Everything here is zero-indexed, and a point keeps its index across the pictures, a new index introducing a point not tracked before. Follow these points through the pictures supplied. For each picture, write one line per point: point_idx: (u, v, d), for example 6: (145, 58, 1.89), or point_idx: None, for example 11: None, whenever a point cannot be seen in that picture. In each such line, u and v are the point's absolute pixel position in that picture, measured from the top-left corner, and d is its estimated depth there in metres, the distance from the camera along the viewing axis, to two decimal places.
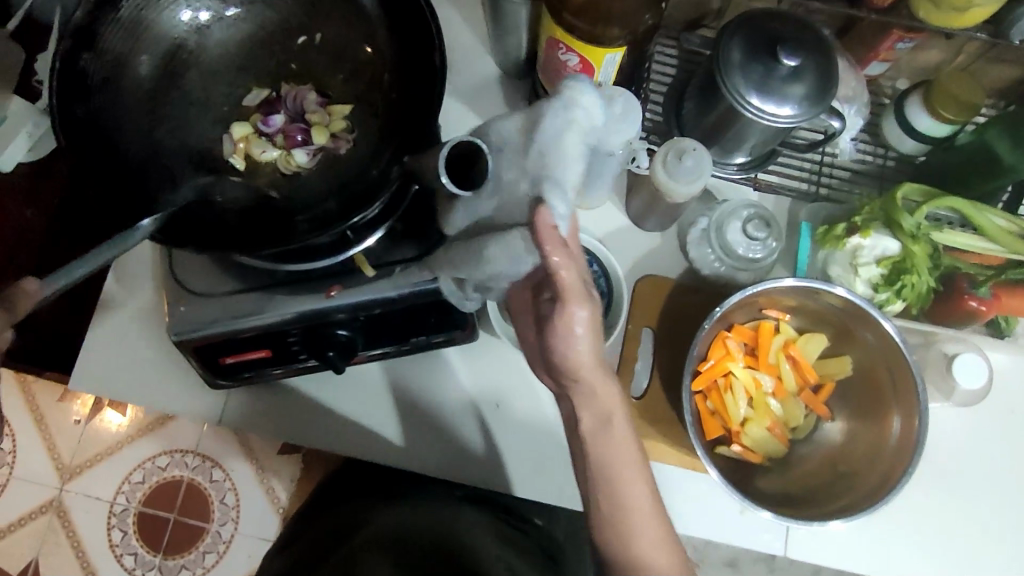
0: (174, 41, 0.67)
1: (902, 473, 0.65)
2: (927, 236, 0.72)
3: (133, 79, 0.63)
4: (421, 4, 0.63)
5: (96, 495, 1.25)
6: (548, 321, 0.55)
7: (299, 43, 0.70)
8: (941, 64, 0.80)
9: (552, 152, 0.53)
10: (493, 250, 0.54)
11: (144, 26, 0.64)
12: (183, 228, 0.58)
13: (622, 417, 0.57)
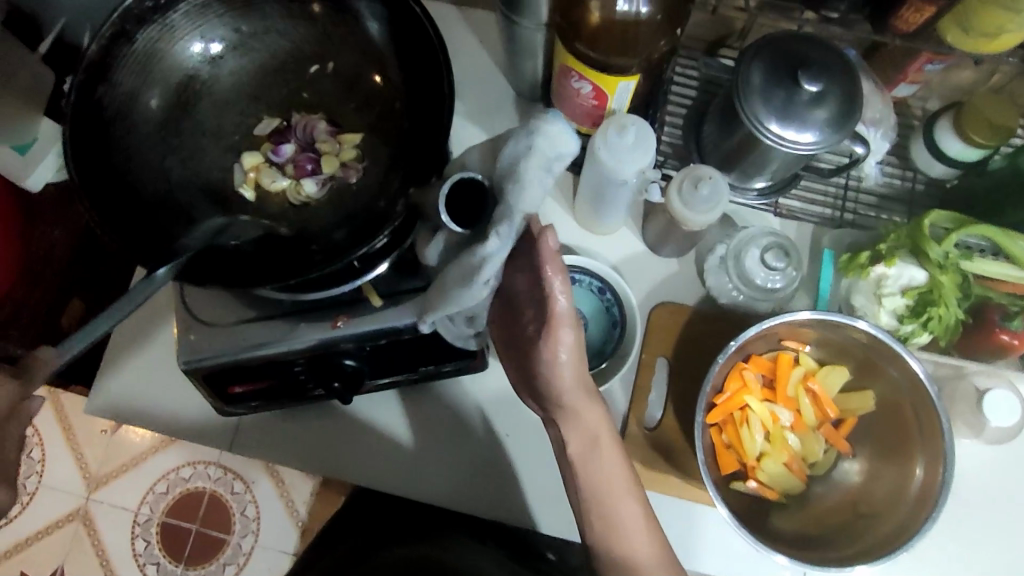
0: (190, 71, 0.66)
1: (925, 519, 0.62)
2: (955, 266, 0.69)
3: (148, 109, 0.64)
4: (433, 32, 0.63)
5: (121, 504, 1.27)
6: (534, 346, 0.58)
7: (312, 73, 0.70)
8: (975, 85, 0.77)
9: (512, 180, 0.53)
10: (453, 276, 0.56)
11: (158, 58, 0.64)
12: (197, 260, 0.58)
13: (608, 437, 0.61)
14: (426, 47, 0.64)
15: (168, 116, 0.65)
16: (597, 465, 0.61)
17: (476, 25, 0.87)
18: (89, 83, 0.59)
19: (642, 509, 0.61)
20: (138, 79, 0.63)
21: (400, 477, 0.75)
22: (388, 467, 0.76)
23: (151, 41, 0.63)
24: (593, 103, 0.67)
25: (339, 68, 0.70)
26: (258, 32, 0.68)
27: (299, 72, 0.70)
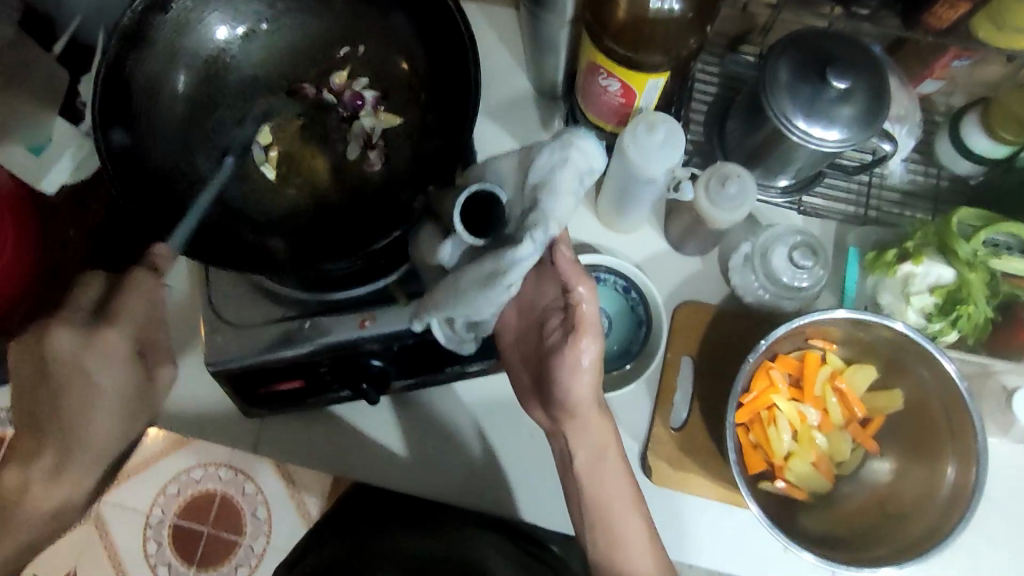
0: (215, 54, 0.66)
1: (957, 521, 0.62)
2: (984, 264, 0.68)
3: (171, 106, 0.64)
4: (460, 28, 0.62)
5: (133, 506, 1.26)
6: (552, 354, 0.59)
7: (341, 54, 0.69)
8: (1002, 81, 0.77)
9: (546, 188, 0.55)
10: (470, 276, 0.54)
11: (189, 36, 0.64)
12: (220, 252, 0.59)
13: (615, 451, 0.63)
14: (456, 42, 0.64)
15: (194, 103, 0.65)
16: (611, 466, 0.63)
17: (496, 23, 0.86)
18: (122, 53, 0.59)
19: (645, 525, 0.63)
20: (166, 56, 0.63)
21: (423, 478, 0.75)
22: (411, 468, 0.75)
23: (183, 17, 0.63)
24: (620, 101, 0.67)
25: (363, 65, 0.69)
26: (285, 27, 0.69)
27: (326, 58, 0.69)
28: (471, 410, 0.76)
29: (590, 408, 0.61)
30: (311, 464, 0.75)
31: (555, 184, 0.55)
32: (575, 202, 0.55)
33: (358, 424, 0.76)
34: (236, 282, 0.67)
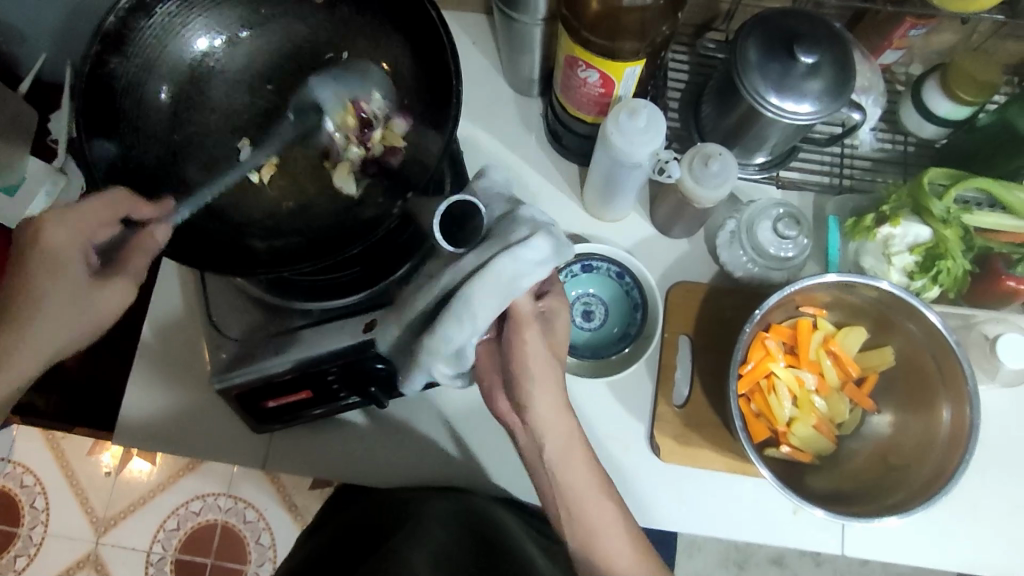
0: (196, 56, 0.67)
1: (959, 461, 0.64)
2: (958, 219, 0.71)
3: (157, 125, 0.64)
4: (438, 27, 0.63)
5: (132, 545, 1.23)
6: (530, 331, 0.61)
7: (326, 60, 0.70)
8: (956, 47, 0.81)
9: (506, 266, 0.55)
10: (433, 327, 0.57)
11: (170, 33, 0.64)
12: (215, 262, 0.59)
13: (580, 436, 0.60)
14: (436, 46, 0.65)
15: (178, 107, 0.66)
16: None
17: (468, 28, 0.88)
18: (104, 54, 0.59)
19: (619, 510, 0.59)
20: (144, 55, 0.63)
21: (435, 477, 0.75)
22: (423, 469, 0.75)
23: (165, 17, 0.63)
24: (599, 91, 0.69)
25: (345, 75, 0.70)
26: (269, 39, 0.70)
27: (312, 62, 0.70)
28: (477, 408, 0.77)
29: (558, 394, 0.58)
30: (321, 475, 0.75)
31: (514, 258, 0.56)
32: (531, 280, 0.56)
33: (366, 432, 0.76)
34: (236, 297, 0.67)
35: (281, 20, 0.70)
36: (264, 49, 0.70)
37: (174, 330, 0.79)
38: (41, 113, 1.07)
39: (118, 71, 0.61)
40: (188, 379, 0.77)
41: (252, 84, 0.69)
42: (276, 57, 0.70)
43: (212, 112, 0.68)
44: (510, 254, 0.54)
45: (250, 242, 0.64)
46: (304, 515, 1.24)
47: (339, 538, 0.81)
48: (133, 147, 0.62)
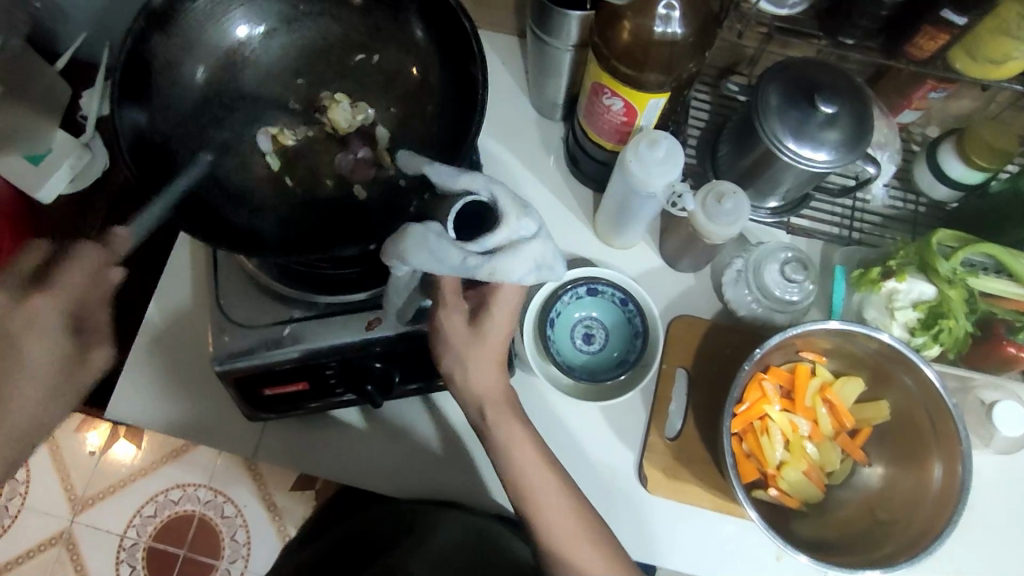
0: (235, 42, 0.70)
1: (947, 521, 0.64)
2: (963, 281, 0.72)
3: (183, 102, 0.66)
4: (468, 31, 0.65)
5: (107, 528, 1.21)
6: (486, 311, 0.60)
7: (356, 61, 0.72)
8: (973, 114, 0.83)
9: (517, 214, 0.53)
10: (428, 243, 0.50)
11: (213, 21, 0.68)
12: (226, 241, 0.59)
13: None
14: (465, 55, 0.67)
15: (210, 91, 0.68)
16: None
17: (499, 49, 0.90)
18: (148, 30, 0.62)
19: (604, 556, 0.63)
20: (186, 39, 0.66)
21: (422, 486, 0.75)
22: (410, 476, 0.75)
23: (209, 3, 0.67)
24: (622, 119, 0.71)
25: (368, 82, 0.72)
26: (304, 37, 0.72)
27: (342, 63, 0.72)
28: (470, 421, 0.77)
29: None
30: (309, 470, 0.76)
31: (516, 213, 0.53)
32: (527, 243, 0.53)
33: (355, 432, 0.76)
34: (244, 284, 0.68)
35: (321, 19, 0.72)
36: (297, 46, 0.71)
37: (180, 311, 0.80)
38: (73, 88, 1.09)
39: (161, 50, 0.64)
40: (188, 361, 0.78)
41: (282, 78, 0.71)
42: (308, 55, 0.72)
43: (241, 98, 0.70)
44: (416, 232, 0.50)
45: (259, 224, 0.64)
46: (283, 518, 1.20)
47: (341, 544, 0.84)
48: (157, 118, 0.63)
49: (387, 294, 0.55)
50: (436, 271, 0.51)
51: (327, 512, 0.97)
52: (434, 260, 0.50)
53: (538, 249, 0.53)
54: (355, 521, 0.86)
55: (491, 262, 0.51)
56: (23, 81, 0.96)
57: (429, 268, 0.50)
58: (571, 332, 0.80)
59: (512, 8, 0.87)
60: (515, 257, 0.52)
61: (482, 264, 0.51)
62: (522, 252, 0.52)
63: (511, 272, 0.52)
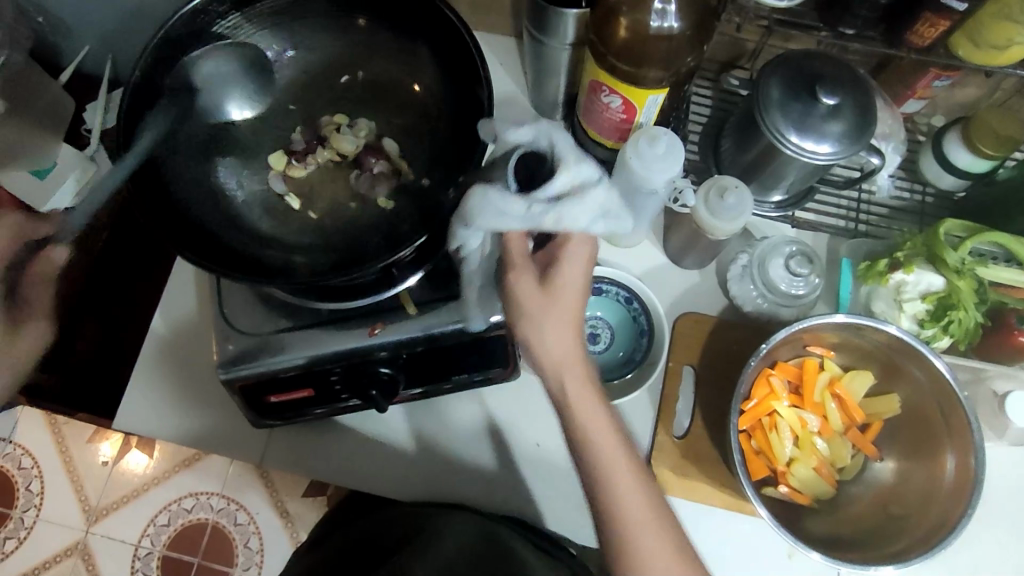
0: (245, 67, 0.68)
1: (961, 515, 0.63)
2: (972, 271, 0.70)
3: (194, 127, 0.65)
4: (477, 62, 0.63)
5: (122, 538, 1.20)
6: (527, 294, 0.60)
7: (343, 82, 0.73)
8: (978, 101, 0.81)
9: (573, 167, 0.58)
10: (494, 203, 0.56)
11: (197, 77, 0.65)
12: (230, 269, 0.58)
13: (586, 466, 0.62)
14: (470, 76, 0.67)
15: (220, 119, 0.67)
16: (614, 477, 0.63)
17: (497, 51, 0.90)
18: (160, 62, 0.61)
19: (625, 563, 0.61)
20: (177, 103, 0.64)
21: (432, 488, 0.75)
22: (418, 479, 0.75)
23: (225, 29, 0.65)
24: (622, 117, 0.70)
25: (363, 93, 0.73)
26: (294, 48, 0.71)
27: (333, 85, 0.73)
28: (477, 423, 0.77)
29: (569, 414, 0.59)
30: (318, 475, 0.76)
31: (572, 166, 0.58)
32: (587, 192, 0.57)
33: (363, 437, 0.76)
34: (248, 291, 0.68)
35: (313, 33, 0.71)
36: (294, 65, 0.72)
37: (187, 320, 0.80)
38: (77, 102, 1.10)
39: (153, 122, 0.62)
40: (196, 369, 0.79)
41: (277, 105, 0.71)
42: (306, 73, 0.72)
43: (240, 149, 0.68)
44: (483, 198, 0.56)
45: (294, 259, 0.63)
46: (295, 524, 1.17)
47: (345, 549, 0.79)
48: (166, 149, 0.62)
49: (476, 263, 0.63)
50: (507, 228, 0.57)
51: (335, 517, 0.96)
52: (504, 218, 0.56)
53: (597, 197, 0.58)
54: (362, 525, 0.81)
55: (555, 210, 0.56)
56: (28, 96, 0.97)
57: (499, 226, 0.57)
58: None
59: (509, 10, 0.87)
60: (577, 204, 0.57)
61: (548, 214, 0.56)
62: (583, 199, 0.57)
63: (577, 218, 0.57)
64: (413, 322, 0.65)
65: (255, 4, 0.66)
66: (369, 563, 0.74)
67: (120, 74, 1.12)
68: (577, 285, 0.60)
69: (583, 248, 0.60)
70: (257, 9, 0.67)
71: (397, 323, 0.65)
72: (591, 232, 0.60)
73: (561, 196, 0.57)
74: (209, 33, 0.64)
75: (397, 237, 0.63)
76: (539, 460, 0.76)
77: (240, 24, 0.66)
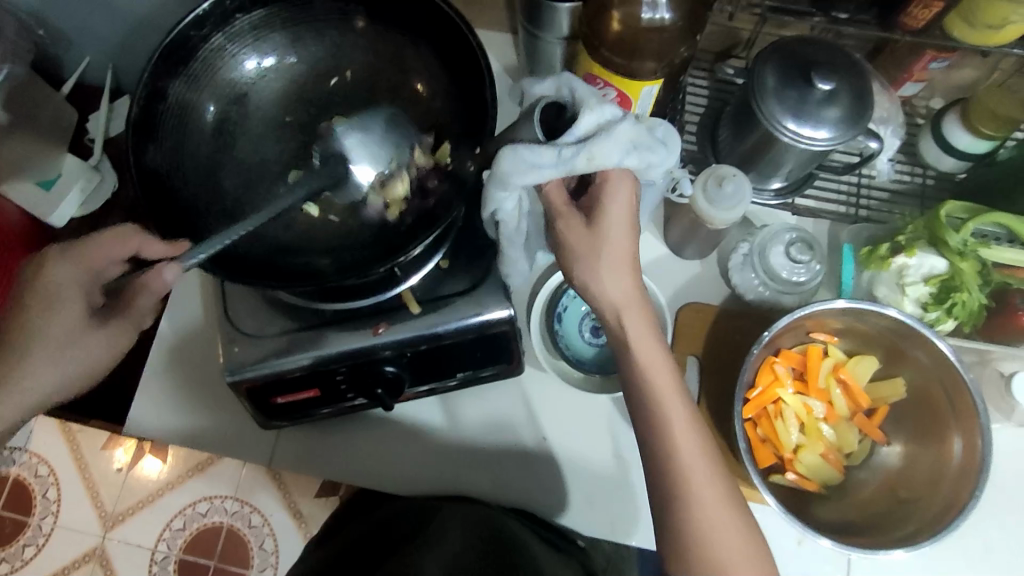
0: (244, 77, 0.66)
1: (970, 496, 0.63)
2: (976, 252, 0.70)
3: (199, 134, 0.63)
4: (483, 65, 0.61)
5: (138, 542, 1.21)
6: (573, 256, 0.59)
7: (332, 85, 0.68)
8: (976, 82, 0.81)
9: (593, 109, 0.57)
10: (520, 153, 0.55)
11: (190, 108, 0.63)
12: (242, 272, 0.57)
13: None
14: (477, 74, 0.63)
15: (223, 126, 0.65)
16: None
17: (493, 48, 0.90)
18: (165, 69, 0.60)
19: None
20: (176, 137, 0.61)
21: (441, 483, 0.76)
22: (428, 475, 0.76)
23: (222, 40, 0.63)
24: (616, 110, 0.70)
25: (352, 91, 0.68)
26: (287, 53, 0.67)
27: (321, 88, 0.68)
28: (483, 418, 0.77)
29: None
30: (328, 473, 0.76)
31: (592, 107, 0.57)
32: (615, 129, 0.56)
33: (372, 435, 0.77)
34: (252, 294, 0.68)
35: (303, 33, 0.67)
36: (290, 71, 0.67)
37: (194, 324, 0.81)
38: (80, 113, 1.11)
39: (156, 160, 0.59)
40: (205, 373, 0.80)
41: (278, 117, 0.67)
42: (300, 78, 0.68)
43: (247, 170, 0.65)
44: (511, 152, 0.55)
45: (316, 260, 0.61)
46: (309, 524, 1.17)
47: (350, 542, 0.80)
48: (173, 157, 0.61)
49: (515, 221, 0.63)
50: (541, 179, 0.56)
51: (346, 508, 0.96)
52: (536, 168, 0.55)
53: (627, 131, 0.56)
54: (370, 518, 0.82)
55: (585, 149, 0.55)
56: (32, 109, 0.98)
57: (533, 179, 0.56)
58: (580, 323, 0.81)
59: (504, 6, 0.87)
60: (606, 140, 0.55)
61: (579, 155, 0.55)
62: (610, 134, 0.55)
63: (609, 154, 0.55)
64: (416, 322, 0.66)
65: (234, 21, 0.63)
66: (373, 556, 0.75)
67: (121, 84, 1.13)
68: (625, 227, 0.58)
69: (623, 187, 0.58)
70: (237, 26, 0.63)
71: (400, 323, 0.66)
72: (626, 169, 0.58)
73: (589, 137, 0.56)
74: (195, 59, 0.62)
75: (406, 233, 0.62)
76: (545, 454, 0.76)
77: (224, 45, 0.63)
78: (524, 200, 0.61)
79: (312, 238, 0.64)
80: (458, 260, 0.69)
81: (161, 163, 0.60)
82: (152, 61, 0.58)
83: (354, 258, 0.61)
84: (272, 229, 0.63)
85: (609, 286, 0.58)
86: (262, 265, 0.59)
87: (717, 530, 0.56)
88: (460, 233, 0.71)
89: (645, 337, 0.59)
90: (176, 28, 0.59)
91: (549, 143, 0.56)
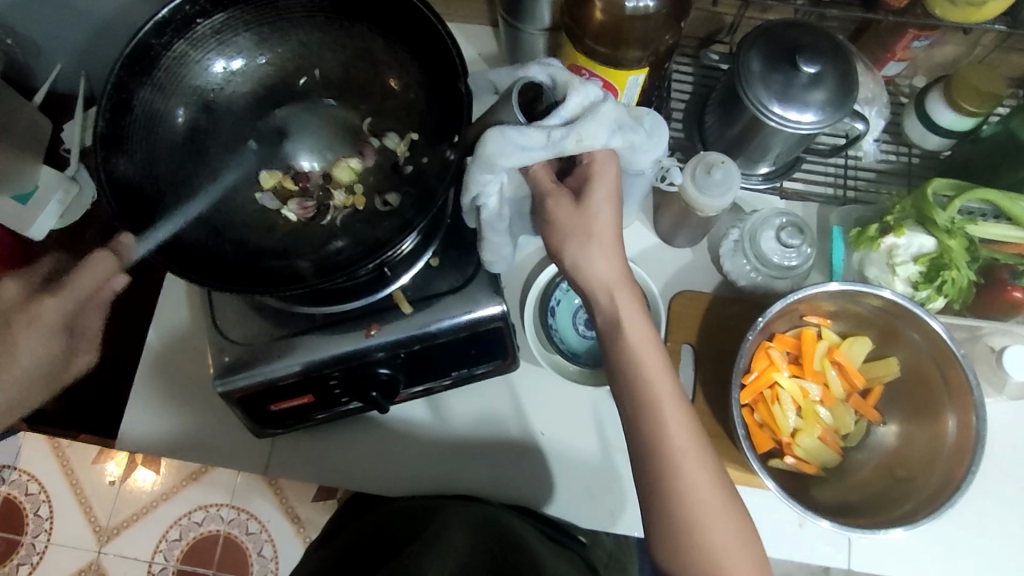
0: (212, 82, 0.64)
1: (964, 473, 0.64)
2: (962, 229, 0.70)
3: (171, 141, 0.62)
4: (455, 62, 0.60)
5: (134, 555, 1.18)
6: (566, 248, 0.59)
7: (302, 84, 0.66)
8: (958, 59, 0.82)
9: (581, 89, 0.56)
10: (508, 134, 0.54)
11: (159, 117, 0.61)
12: (227, 279, 0.56)
13: None
14: (444, 64, 0.62)
15: (194, 133, 0.63)
16: None
17: (475, 42, 0.90)
18: (129, 79, 0.59)
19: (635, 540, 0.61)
20: (146, 148, 0.60)
21: (440, 480, 0.75)
22: (427, 472, 0.75)
23: (184, 46, 0.61)
24: None
25: (326, 87, 0.67)
26: (255, 54, 0.65)
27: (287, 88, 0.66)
28: (479, 415, 0.77)
29: None
30: (327, 477, 0.76)
31: (579, 88, 0.56)
32: (603, 109, 0.55)
33: (369, 437, 0.77)
34: (239, 300, 0.67)
35: (269, 34, 0.65)
36: (259, 72, 0.66)
37: (182, 333, 0.80)
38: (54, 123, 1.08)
39: (129, 171, 0.58)
40: (196, 382, 0.78)
41: (245, 120, 0.66)
42: (267, 78, 0.66)
43: (223, 176, 0.63)
44: (498, 133, 0.54)
45: (297, 262, 0.60)
46: (308, 529, 1.15)
47: (347, 536, 0.77)
48: (144, 168, 0.59)
49: (499, 208, 0.61)
50: (526, 162, 0.55)
51: (341, 509, 0.95)
52: (524, 150, 0.54)
53: (614, 112, 0.56)
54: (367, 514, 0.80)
55: (574, 130, 0.54)
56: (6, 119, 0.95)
57: (519, 161, 0.55)
58: (573, 318, 0.82)
59: None
60: (594, 119, 0.55)
61: (567, 135, 0.54)
62: (598, 114, 0.55)
63: (596, 134, 0.55)
64: (408, 321, 0.65)
65: (196, 26, 0.61)
66: (369, 550, 0.71)
67: (96, 92, 1.10)
68: (614, 221, 0.58)
69: (611, 177, 0.58)
70: (199, 31, 0.61)
71: (391, 325, 0.65)
72: (611, 149, 0.58)
73: (575, 117, 0.56)
74: (159, 67, 0.61)
75: (394, 230, 0.61)
76: (545, 450, 0.76)
77: (187, 52, 0.62)
78: (508, 187, 0.60)
79: (296, 243, 0.62)
80: (449, 257, 0.69)
81: (133, 175, 0.58)
82: (114, 70, 0.57)
83: (339, 257, 0.60)
84: (253, 235, 0.62)
85: (600, 279, 0.58)
86: (245, 272, 0.58)
87: (716, 518, 0.57)
88: (448, 228, 0.70)
89: (634, 325, 0.59)
90: (135, 35, 0.57)
91: (537, 125, 0.55)
